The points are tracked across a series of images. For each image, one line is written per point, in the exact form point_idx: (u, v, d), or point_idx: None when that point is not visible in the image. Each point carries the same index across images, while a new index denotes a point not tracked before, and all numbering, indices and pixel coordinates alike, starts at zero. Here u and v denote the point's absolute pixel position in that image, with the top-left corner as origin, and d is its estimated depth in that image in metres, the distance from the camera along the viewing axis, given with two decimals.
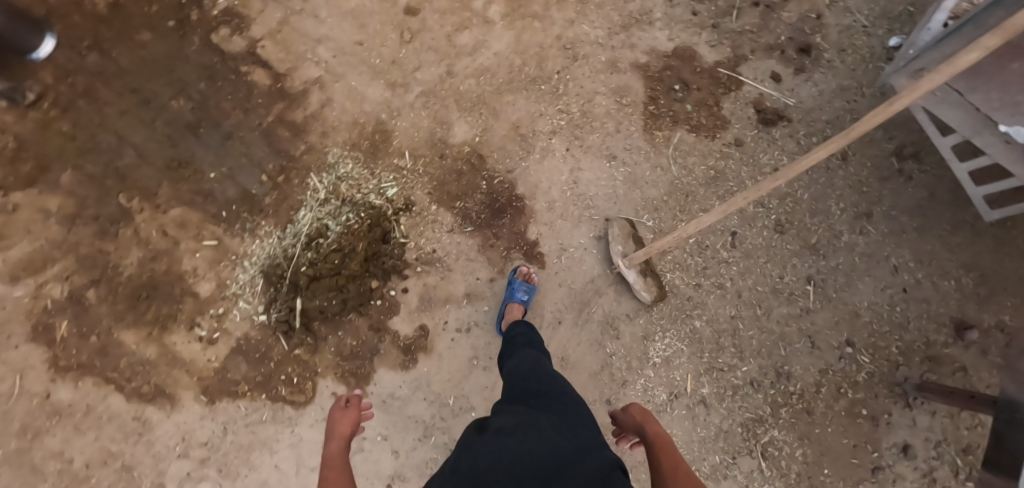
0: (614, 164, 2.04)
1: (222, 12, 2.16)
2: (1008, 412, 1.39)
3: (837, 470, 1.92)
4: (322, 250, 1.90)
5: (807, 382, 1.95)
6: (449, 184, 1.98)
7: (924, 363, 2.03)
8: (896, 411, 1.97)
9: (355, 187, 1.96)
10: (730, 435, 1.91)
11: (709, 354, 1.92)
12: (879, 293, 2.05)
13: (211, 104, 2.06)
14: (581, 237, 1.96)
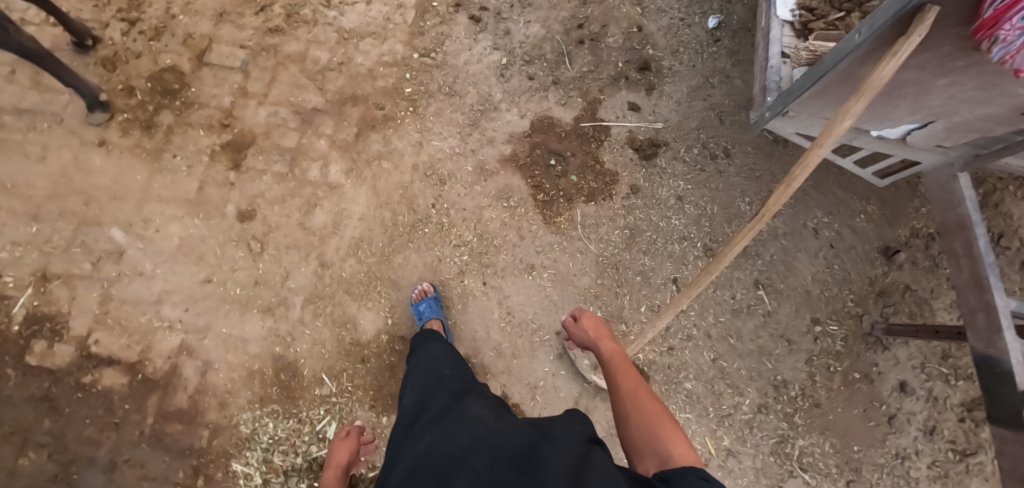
0: (536, 272, 1.91)
1: (25, 325, 1.76)
2: (988, 368, 1.46)
3: (863, 441, 1.99)
4: None
5: (801, 379, 1.99)
6: (386, 385, 1.77)
7: (881, 300, 2.11)
8: (880, 356, 2.06)
9: (290, 451, 1.72)
10: (767, 468, 1.93)
11: (712, 406, 1.92)
12: (815, 261, 2.12)
13: (71, 441, 1.68)
14: (544, 365, 1.84)
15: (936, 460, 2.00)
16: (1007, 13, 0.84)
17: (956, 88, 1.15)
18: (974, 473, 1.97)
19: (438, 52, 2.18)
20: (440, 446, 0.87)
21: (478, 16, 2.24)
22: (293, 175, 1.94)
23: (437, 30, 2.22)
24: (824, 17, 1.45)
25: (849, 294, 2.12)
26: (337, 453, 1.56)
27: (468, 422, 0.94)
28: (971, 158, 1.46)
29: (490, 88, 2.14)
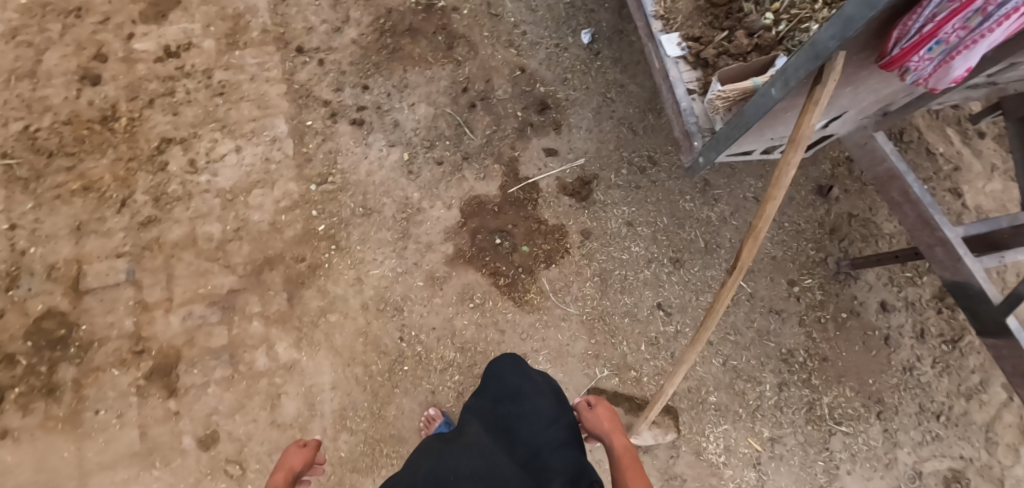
0: (532, 359, 1.86)
1: None
2: (962, 291, 1.52)
3: (875, 372, 2.09)
4: None
5: (802, 342, 2.07)
6: None
7: (836, 236, 2.20)
8: (856, 288, 2.16)
9: None
10: (809, 437, 2.00)
11: (740, 406, 1.98)
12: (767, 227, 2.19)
13: None
14: None
15: (940, 357, 2.12)
16: (913, 50, 0.87)
17: (864, 92, 1.18)
18: (970, 353, 2.13)
19: (334, 174, 2.02)
20: (442, 473, 0.99)
21: (359, 120, 2.12)
22: (240, 374, 1.74)
23: (323, 151, 2.06)
24: (710, 41, 1.47)
25: (808, 242, 2.19)
26: (292, 465, 1.22)
27: (471, 450, 1.04)
28: (879, 118, 1.57)
29: (405, 189, 2.01)
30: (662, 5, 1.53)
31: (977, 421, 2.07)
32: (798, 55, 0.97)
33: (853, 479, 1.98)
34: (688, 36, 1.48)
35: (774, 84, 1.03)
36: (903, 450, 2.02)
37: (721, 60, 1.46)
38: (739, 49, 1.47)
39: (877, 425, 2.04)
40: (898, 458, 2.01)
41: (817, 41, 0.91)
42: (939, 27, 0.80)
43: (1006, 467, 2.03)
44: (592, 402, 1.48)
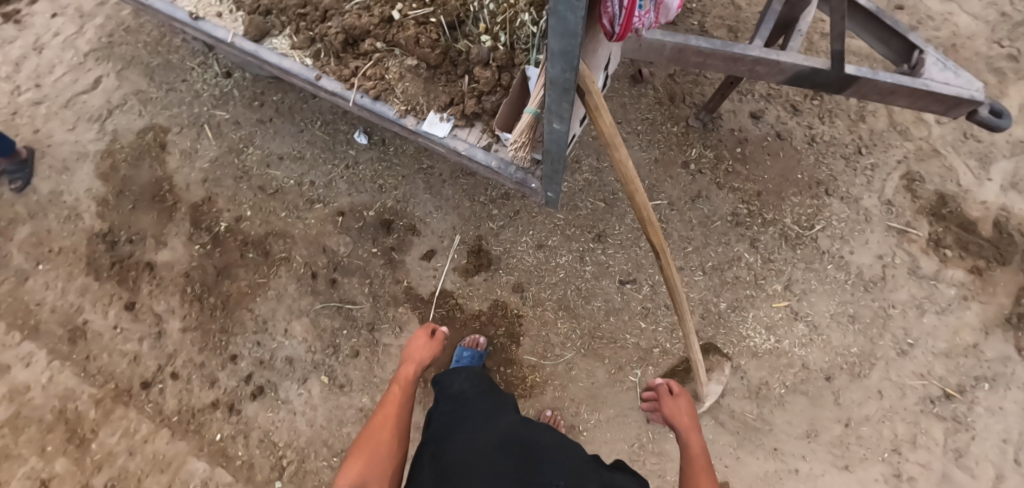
0: (582, 421, 1.85)
1: None
2: (801, 80, 1.58)
3: (797, 164, 2.19)
4: None
5: (734, 198, 2.14)
6: None
7: (679, 101, 2.27)
8: (727, 122, 2.24)
9: None
10: (805, 256, 2.08)
11: (744, 288, 2.04)
12: (628, 143, 2.22)
13: None
14: (677, 442, 1.83)
15: (822, 110, 2.25)
16: (630, 18, 0.94)
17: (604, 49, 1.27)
18: None
19: (287, 451, 1.84)
20: (503, 446, 1.04)
21: (257, 388, 1.91)
22: None
23: (257, 443, 1.85)
24: (463, 95, 1.50)
25: (668, 125, 2.24)
26: (420, 354, 1.64)
27: (505, 432, 1.10)
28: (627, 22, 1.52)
29: (354, 402, 1.87)
30: (400, 101, 1.53)
31: (887, 127, 2.23)
32: (549, 94, 1.03)
33: (858, 252, 2.09)
34: (444, 106, 1.49)
35: (553, 119, 1.09)
36: (866, 197, 2.15)
37: (485, 101, 1.48)
38: (488, 79, 1.47)
39: (835, 199, 2.15)
40: (869, 207, 2.14)
41: (555, 78, 0.98)
42: None
43: (930, 137, 2.21)
44: (674, 390, 1.62)
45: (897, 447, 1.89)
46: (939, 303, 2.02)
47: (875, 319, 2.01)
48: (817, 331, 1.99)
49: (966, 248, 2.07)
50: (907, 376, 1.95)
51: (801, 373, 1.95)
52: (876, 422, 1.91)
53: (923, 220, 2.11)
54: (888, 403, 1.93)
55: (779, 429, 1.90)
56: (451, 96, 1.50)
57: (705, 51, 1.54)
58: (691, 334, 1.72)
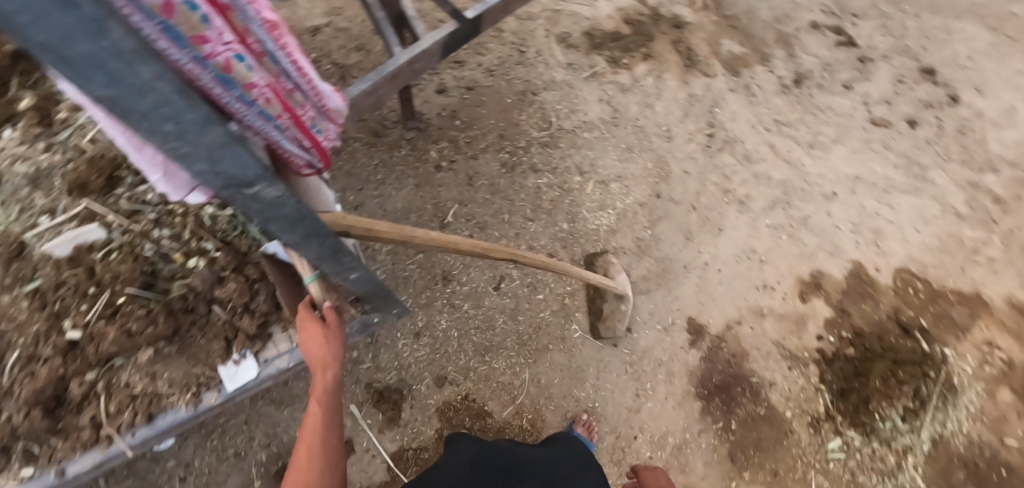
0: (585, 397, 1.92)
1: None
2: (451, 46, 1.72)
3: (497, 93, 2.42)
4: (912, 391, 1.94)
5: (490, 154, 2.29)
6: (765, 434, 1.90)
7: (382, 131, 2.30)
8: (429, 112, 2.34)
9: (867, 454, 1.88)
10: (568, 141, 2.34)
11: (563, 198, 2.22)
12: (384, 197, 2.20)
13: None
14: (643, 330, 2.01)
15: (471, 48, 2.49)
16: (314, 142, 0.95)
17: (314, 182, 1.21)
18: None
19: None
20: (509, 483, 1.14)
21: None
22: None
23: None
24: (229, 327, 1.34)
25: (395, 153, 2.27)
26: (310, 345, 1.11)
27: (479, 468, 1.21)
28: None
29: None
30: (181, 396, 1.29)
31: (517, 22, 2.57)
32: (329, 266, 1.07)
33: (587, 108, 2.42)
34: (226, 350, 1.33)
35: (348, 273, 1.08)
36: (553, 73, 2.49)
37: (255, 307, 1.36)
38: (238, 289, 1.35)
39: (542, 92, 2.44)
40: (563, 77, 2.47)
41: (321, 255, 1.01)
42: (301, 126, 0.89)
43: (540, 6, 2.63)
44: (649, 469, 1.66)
45: (728, 187, 2.29)
46: (654, 90, 2.47)
47: (639, 136, 2.38)
48: (626, 173, 2.29)
49: (631, 47, 2.55)
50: (687, 145, 2.37)
51: (644, 210, 2.22)
52: (705, 188, 2.28)
53: (595, 55, 2.52)
54: (699, 170, 2.32)
55: (678, 250, 2.15)
56: (222, 338, 1.33)
57: (366, 89, 1.54)
58: (576, 270, 1.76)
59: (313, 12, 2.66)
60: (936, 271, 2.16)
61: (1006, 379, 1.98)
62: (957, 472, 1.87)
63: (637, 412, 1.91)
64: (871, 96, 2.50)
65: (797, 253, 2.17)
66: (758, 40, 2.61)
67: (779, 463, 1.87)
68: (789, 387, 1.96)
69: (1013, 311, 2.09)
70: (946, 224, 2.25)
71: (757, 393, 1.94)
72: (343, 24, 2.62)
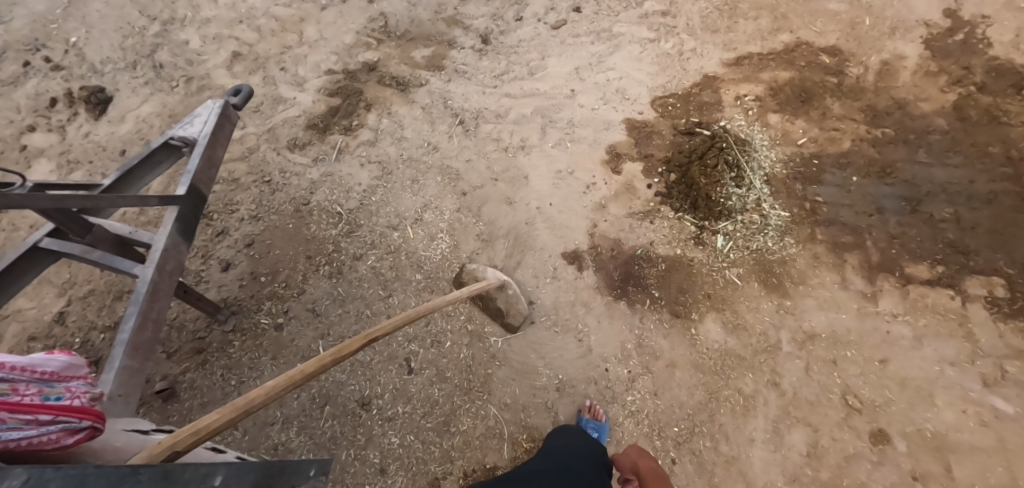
0: (549, 379, 1.96)
1: (1017, 335, 1.96)
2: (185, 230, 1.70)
3: (275, 229, 2.37)
4: (727, 166, 2.30)
5: (312, 277, 2.24)
6: (679, 278, 2.10)
7: (203, 342, 2.18)
8: (231, 292, 2.25)
9: (746, 227, 2.17)
10: (363, 214, 2.36)
11: (398, 256, 2.24)
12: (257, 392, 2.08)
13: (922, 245, 2.14)
14: (540, 292, 2.11)
15: (223, 210, 2.45)
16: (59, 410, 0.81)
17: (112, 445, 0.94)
18: None
19: None
20: None
21: None
22: None
23: None
24: None
25: (232, 350, 2.15)
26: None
27: None
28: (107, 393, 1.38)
29: None
30: None
31: (246, 161, 2.57)
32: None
33: (357, 179, 2.46)
34: None
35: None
36: (305, 175, 2.50)
37: None
38: None
39: (313, 196, 2.44)
40: (319, 173, 2.49)
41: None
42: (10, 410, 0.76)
43: (247, 140, 2.64)
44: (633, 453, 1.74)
45: (505, 144, 2.48)
46: (394, 125, 2.58)
47: (413, 166, 2.46)
48: (427, 198, 2.36)
49: (350, 110, 2.68)
50: (450, 140, 2.51)
51: (465, 212, 2.30)
52: (490, 158, 2.44)
53: (328, 136, 2.60)
54: (476, 150, 2.47)
55: (512, 215, 2.27)
56: None
57: (137, 323, 1.48)
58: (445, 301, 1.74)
59: (48, 301, 2.39)
60: (668, 88, 2.62)
61: (765, 107, 2.51)
62: (795, 184, 2.29)
63: (590, 350, 1.99)
64: (538, 13, 2.92)
65: (586, 147, 2.45)
66: (435, 35, 2.90)
67: (705, 286, 2.08)
68: (662, 234, 2.19)
69: (729, 69, 2.66)
70: (652, 50, 2.76)
71: (648, 257, 2.15)
72: (89, 287, 2.40)
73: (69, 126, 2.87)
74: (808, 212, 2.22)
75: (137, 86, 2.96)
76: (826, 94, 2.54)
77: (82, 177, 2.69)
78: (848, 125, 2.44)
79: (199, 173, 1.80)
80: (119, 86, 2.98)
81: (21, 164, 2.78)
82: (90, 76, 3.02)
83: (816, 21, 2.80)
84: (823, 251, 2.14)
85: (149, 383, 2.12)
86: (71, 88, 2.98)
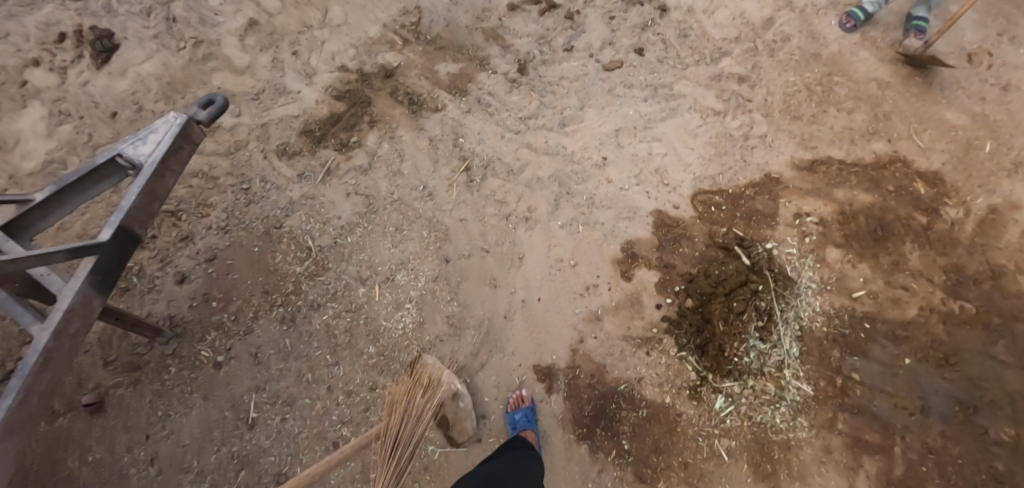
0: None
1: None
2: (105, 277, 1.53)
3: (241, 250, 2.16)
4: (757, 307, 1.91)
5: (263, 318, 2.05)
6: (658, 433, 1.80)
7: (141, 360, 2.05)
8: (180, 311, 2.09)
9: (753, 392, 1.83)
10: (333, 257, 2.11)
11: (357, 319, 2.00)
12: (180, 432, 1.95)
13: (963, 468, 1.75)
14: (496, 404, 1.87)
15: (195, 210, 2.24)
16: None
17: None
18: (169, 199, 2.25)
19: None
20: None
21: None
22: None
23: None
24: None
25: (166, 377, 2.02)
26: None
27: None
28: None
29: None
30: None
31: (230, 158, 2.33)
32: None
33: (338, 211, 2.19)
34: None
35: None
36: (286, 193, 2.24)
37: None
38: None
39: (286, 220, 2.19)
40: (300, 192, 2.24)
41: None
42: None
43: (239, 134, 2.39)
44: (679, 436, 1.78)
45: (508, 211, 2.13)
46: (394, 154, 2.27)
47: (401, 210, 2.17)
48: (406, 255, 2.09)
49: (353, 122, 2.37)
50: (450, 191, 2.18)
51: (441, 283, 2.03)
52: (487, 223, 2.11)
53: (321, 151, 2.32)
54: (473, 209, 2.14)
55: (491, 302, 1.99)
56: None
57: (18, 399, 1.34)
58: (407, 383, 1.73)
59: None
60: (720, 180, 2.18)
61: (827, 237, 2.07)
62: (831, 349, 1.89)
63: None
64: (592, 47, 2.50)
65: (599, 233, 2.08)
66: (468, 48, 2.51)
67: (684, 453, 1.78)
68: (654, 372, 1.87)
69: (798, 174, 2.20)
70: (712, 126, 2.29)
71: (631, 397, 1.85)
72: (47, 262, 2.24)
73: (70, 71, 2.59)
74: (836, 390, 1.84)
75: (144, 37, 2.64)
76: (906, 236, 2.07)
77: (67, 133, 2.50)
78: (921, 286, 1.99)
79: (133, 212, 1.58)
80: (127, 34, 2.66)
81: (14, 103, 2.53)
82: (101, 12, 2.66)
83: (921, 135, 2.29)
84: (838, 446, 1.78)
85: (76, 390, 1.99)
86: (81, 25, 2.64)
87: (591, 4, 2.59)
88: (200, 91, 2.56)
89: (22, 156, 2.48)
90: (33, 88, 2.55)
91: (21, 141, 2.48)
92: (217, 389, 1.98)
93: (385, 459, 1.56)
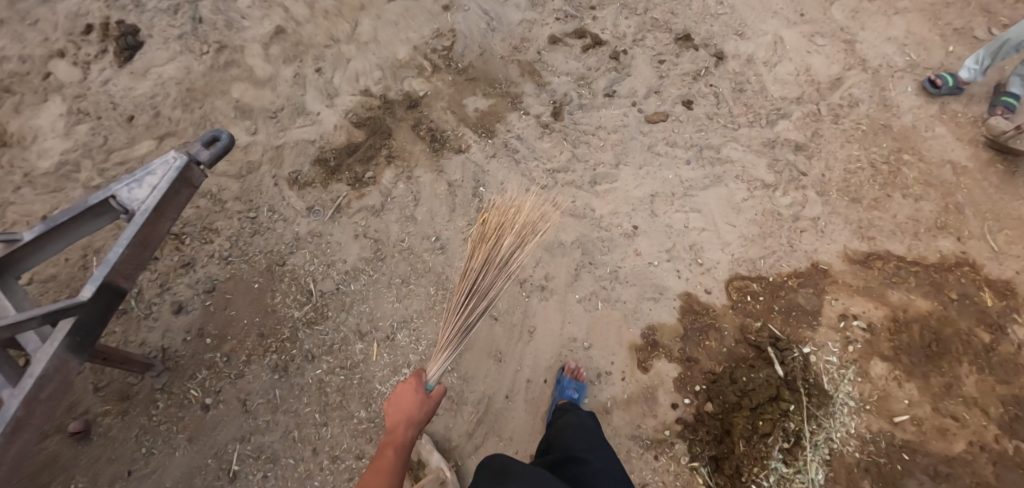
0: None
1: None
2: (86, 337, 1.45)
3: (242, 285, 2.06)
4: (783, 424, 1.74)
5: (256, 364, 1.95)
6: None
7: (130, 389, 1.98)
8: (174, 343, 2.01)
9: None
10: (335, 305, 1.99)
11: (351, 379, 1.90)
12: (159, 474, 1.87)
13: None
14: None
15: (199, 234, 2.14)
16: None
17: None
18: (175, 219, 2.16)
19: None
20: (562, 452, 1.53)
21: None
22: None
23: None
24: None
25: (153, 412, 1.95)
26: (405, 406, 1.38)
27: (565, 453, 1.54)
28: None
29: None
30: None
31: (240, 181, 2.22)
32: None
33: (345, 254, 2.06)
34: None
35: None
36: (293, 227, 2.12)
37: None
38: None
39: (290, 258, 2.07)
40: (308, 228, 2.11)
41: None
42: None
43: (252, 155, 2.27)
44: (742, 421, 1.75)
45: (523, 276, 1.96)
46: (409, 196, 2.12)
47: (410, 261, 2.03)
48: (410, 313, 1.96)
49: (370, 154, 2.22)
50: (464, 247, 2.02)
51: None
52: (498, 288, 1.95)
53: (333, 184, 2.17)
54: None
55: (494, 379, 1.85)
56: None
57: None
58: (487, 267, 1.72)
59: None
60: (760, 265, 1.98)
61: (872, 346, 1.86)
62: (861, 479, 1.71)
63: None
64: (636, 94, 2.28)
65: (620, 313, 1.91)
66: (501, 83, 2.32)
67: None
68: (660, 480, 1.73)
69: (850, 267, 1.97)
70: (759, 201, 2.07)
71: None
72: (49, 271, 2.18)
73: (93, 65, 2.57)
74: None
75: (170, 38, 2.57)
76: (964, 356, 1.85)
77: (85, 133, 2.44)
78: (973, 416, 1.77)
79: (120, 266, 1.47)
80: (152, 32, 2.60)
81: (37, 95, 2.53)
82: (130, 6, 2.64)
83: (996, 235, 2.03)
84: None
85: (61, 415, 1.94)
86: (114, 22, 2.62)
87: (639, 45, 2.39)
88: (218, 100, 2.42)
89: (41, 153, 2.45)
90: (57, 81, 2.56)
91: (42, 139, 2.46)
92: (202, 434, 1.90)
93: (452, 314, 1.69)
